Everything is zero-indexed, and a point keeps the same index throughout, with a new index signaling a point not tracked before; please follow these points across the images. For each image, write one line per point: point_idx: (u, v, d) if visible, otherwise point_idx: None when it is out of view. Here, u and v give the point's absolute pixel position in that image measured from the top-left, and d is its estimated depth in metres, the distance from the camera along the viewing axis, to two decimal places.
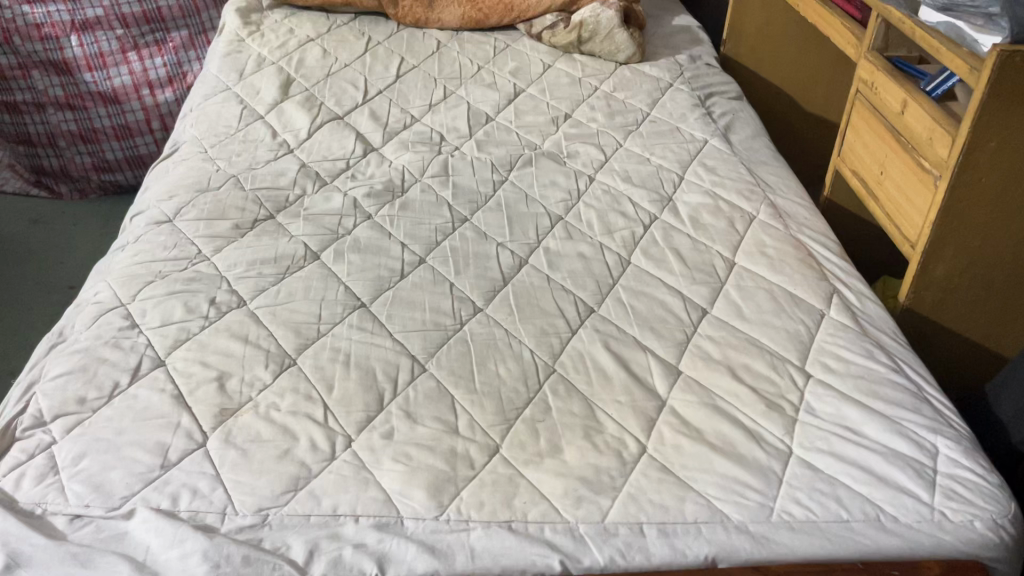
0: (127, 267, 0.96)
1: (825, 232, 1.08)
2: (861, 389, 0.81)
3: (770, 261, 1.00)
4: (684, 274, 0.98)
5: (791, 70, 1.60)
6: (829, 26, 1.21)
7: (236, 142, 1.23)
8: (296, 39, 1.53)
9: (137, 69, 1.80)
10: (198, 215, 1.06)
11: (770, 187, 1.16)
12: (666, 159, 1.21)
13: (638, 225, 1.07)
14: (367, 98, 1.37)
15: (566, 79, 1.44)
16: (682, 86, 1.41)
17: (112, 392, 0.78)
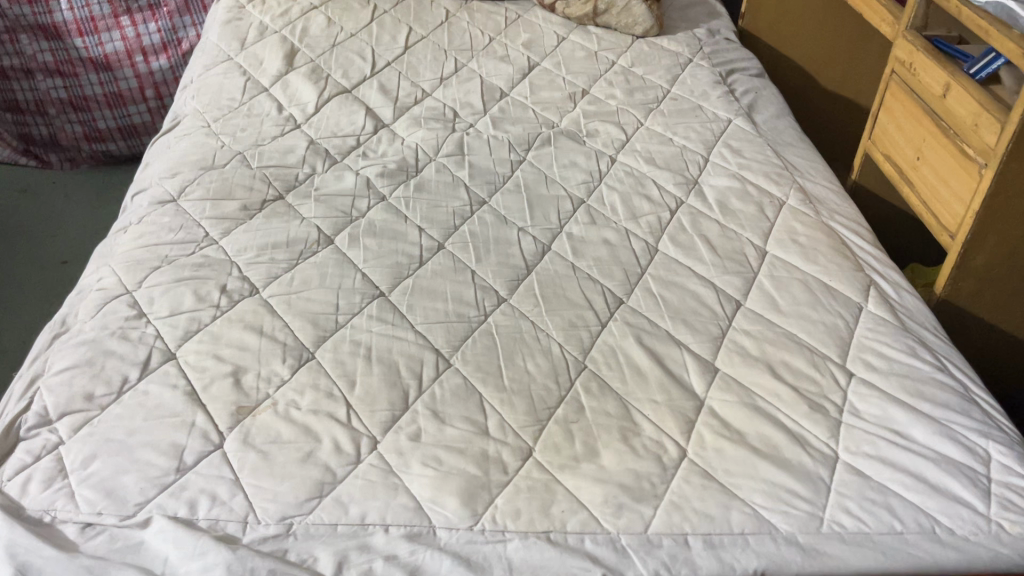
0: (130, 250, 0.92)
1: (856, 218, 1.04)
2: (906, 389, 0.77)
3: (803, 249, 0.96)
4: (715, 263, 0.94)
5: (814, 50, 1.56)
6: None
7: (241, 117, 1.18)
8: (299, 6, 1.46)
9: (130, 35, 1.72)
10: (203, 194, 1.01)
11: (798, 170, 1.12)
12: (689, 139, 1.17)
13: (664, 210, 1.03)
14: (375, 70, 1.32)
15: (582, 53, 1.38)
16: (702, 62, 1.36)
17: (121, 387, 0.73)
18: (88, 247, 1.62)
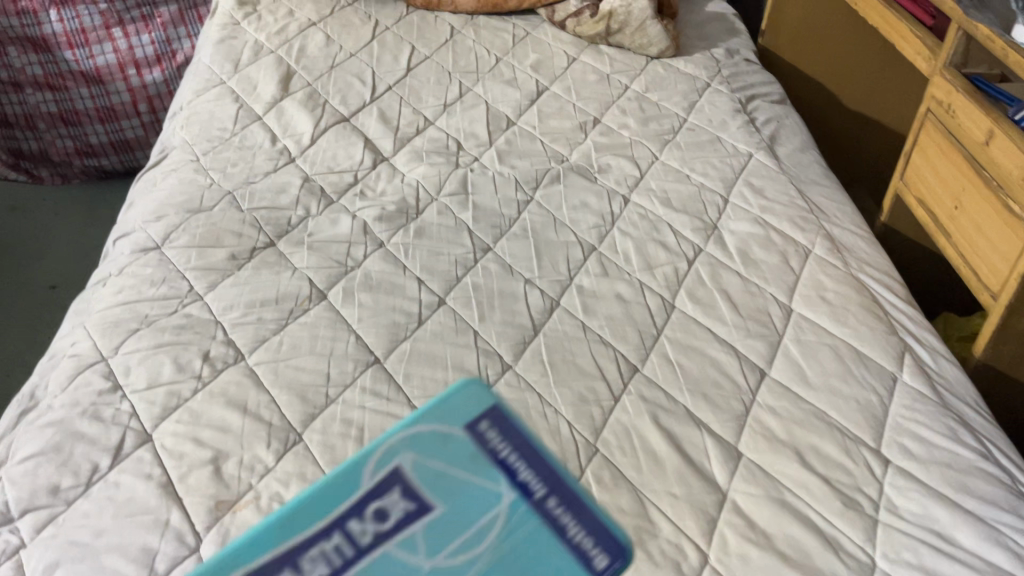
0: (108, 309, 0.85)
1: (887, 270, 0.97)
2: (949, 481, 0.71)
3: (831, 309, 0.89)
4: (737, 324, 0.87)
5: (835, 68, 1.48)
6: (893, 29, 1.07)
7: (232, 149, 1.11)
8: (297, 23, 1.39)
9: (122, 47, 1.64)
10: (189, 241, 0.94)
11: (824, 213, 1.05)
12: (707, 177, 1.10)
13: (681, 260, 0.96)
14: (375, 95, 1.25)
15: (593, 76, 1.31)
16: (721, 87, 1.29)
17: (90, 478, 0.68)
18: (78, 270, 1.56)
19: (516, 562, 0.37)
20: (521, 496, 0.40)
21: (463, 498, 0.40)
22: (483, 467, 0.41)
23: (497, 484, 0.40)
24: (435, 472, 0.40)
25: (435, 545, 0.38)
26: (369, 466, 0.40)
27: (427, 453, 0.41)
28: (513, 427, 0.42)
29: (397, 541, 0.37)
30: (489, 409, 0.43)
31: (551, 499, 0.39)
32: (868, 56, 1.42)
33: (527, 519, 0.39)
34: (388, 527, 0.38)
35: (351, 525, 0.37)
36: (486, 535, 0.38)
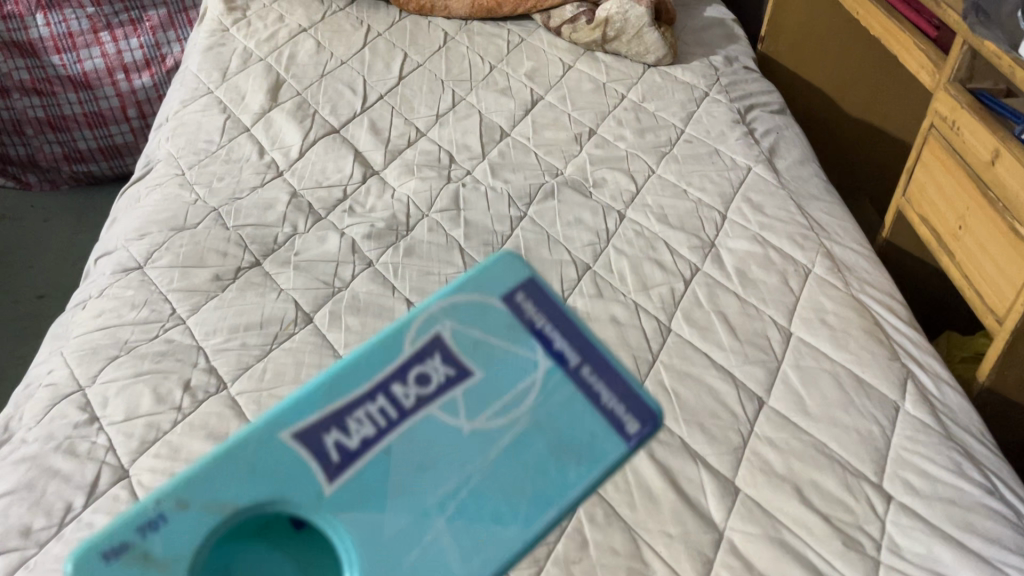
0: (87, 335, 0.83)
1: (888, 290, 0.95)
2: (953, 520, 0.70)
3: (832, 333, 0.87)
4: (735, 350, 0.85)
5: (838, 73, 1.45)
6: (898, 41, 1.04)
7: (218, 163, 1.08)
8: (287, 29, 1.36)
9: (110, 52, 1.61)
10: (172, 261, 0.92)
11: (825, 230, 1.03)
12: (705, 191, 1.07)
13: (678, 280, 0.93)
14: (366, 105, 1.22)
15: (589, 84, 1.28)
16: (720, 96, 1.26)
17: (63, 518, 0.67)
18: (65, 279, 1.53)
19: (555, 431, 0.31)
20: (559, 363, 0.32)
21: (499, 362, 0.32)
22: (518, 335, 0.33)
23: (539, 352, 0.33)
24: (472, 339, 0.32)
25: (473, 406, 0.31)
26: (405, 330, 0.32)
27: (459, 316, 0.33)
28: (552, 297, 0.34)
29: (431, 404, 0.31)
30: (522, 283, 0.34)
31: (591, 367, 0.32)
32: (871, 62, 1.39)
33: (562, 385, 0.32)
34: (424, 387, 0.31)
35: (394, 384, 0.31)
36: (530, 399, 0.32)
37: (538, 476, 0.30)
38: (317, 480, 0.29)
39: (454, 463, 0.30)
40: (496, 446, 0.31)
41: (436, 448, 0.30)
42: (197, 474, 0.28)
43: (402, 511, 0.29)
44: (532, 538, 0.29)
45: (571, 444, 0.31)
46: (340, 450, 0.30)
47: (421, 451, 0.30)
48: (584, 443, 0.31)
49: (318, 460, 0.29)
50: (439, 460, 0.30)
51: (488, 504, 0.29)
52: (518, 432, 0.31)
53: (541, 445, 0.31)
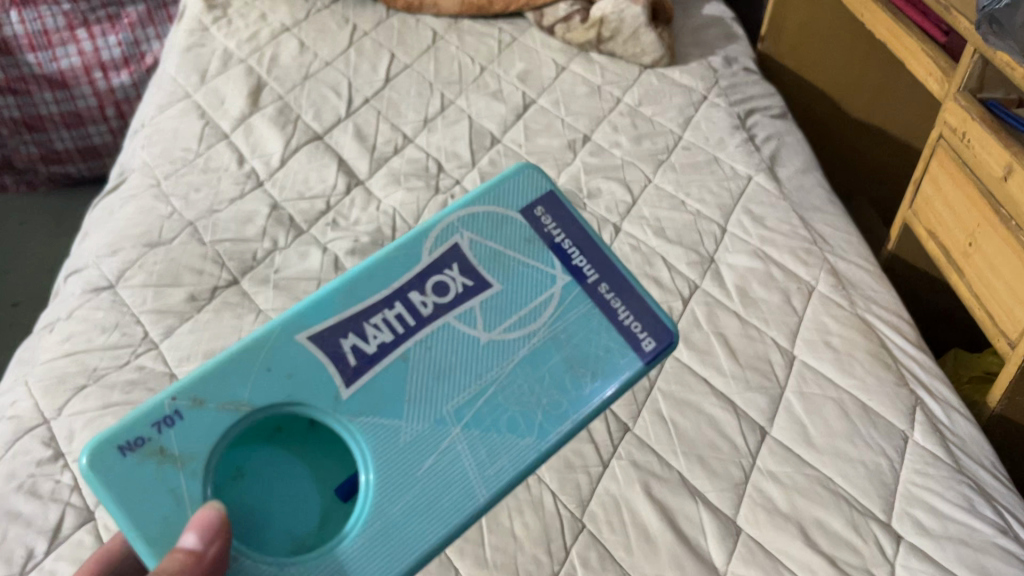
0: (53, 361, 0.79)
1: (894, 308, 0.91)
2: (966, 562, 0.67)
3: (836, 356, 0.83)
4: (736, 375, 0.81)
5: (840, 72, 1.41)
6: (905, 47, 1.00)
7: (196, 172, 1.04)
8: (269, 28, 1.32)
9: (88, 49, 1.56)
10: (145, 280, 0.88)
11: (828, 243, 0.99)
12: (704, 203, 1.03)
13: (676, 298, 0.89)
14: (351, 109, 1.18)
15: (583, 88, 1.24)
16: (718, 100, 1.21)
17: (24, 566, 0.64)
18: (37, 290, 1.50)
19: (566, 337, 0.52)
20: (574, 280, 0.54)
21: (519, 275, 0.53)
22: (540, 250, 0.54)
23: (559, 273, 0.54)
24: (490, 258, 0.54)
25: (489, 312, 0.52)
26: (431, 244, 0.53)
27: (482, 233, 0.54)
28: (561, 217, 0.56)
29: (456, 311, 0.51)
30: (546, 193, 0.57)
31: (603, 287, 0.54)
32: (877, 61, 1.34)
33: (581, 298, 0.53)
34: (446, 297, 0.52)
35: (412, 297, 0.51)
36: (546, 314, 0.52)
37: (558, 392, 0.51)
38: (337, 381, 0.48)
39: (473, 372, 0.50)
40: (509, 351, 0.51)
41: (462, 344, 0.50)
42: (277, 345, 0.48)
43: (410, 413, 0.48)
44: (536, 428, 0.49)
45: (580, 359, 0.52)
46: (361, 352, 0.49)
47: (446, 347, 0.50)
48: (596, 362, 0.52)
49: (334, 363, 0.49)
50: (455, 376, 0.49)
51: (504, 414, 0.49)
52: (534, 345, 0.51)
53: (559, 360, 0.51)
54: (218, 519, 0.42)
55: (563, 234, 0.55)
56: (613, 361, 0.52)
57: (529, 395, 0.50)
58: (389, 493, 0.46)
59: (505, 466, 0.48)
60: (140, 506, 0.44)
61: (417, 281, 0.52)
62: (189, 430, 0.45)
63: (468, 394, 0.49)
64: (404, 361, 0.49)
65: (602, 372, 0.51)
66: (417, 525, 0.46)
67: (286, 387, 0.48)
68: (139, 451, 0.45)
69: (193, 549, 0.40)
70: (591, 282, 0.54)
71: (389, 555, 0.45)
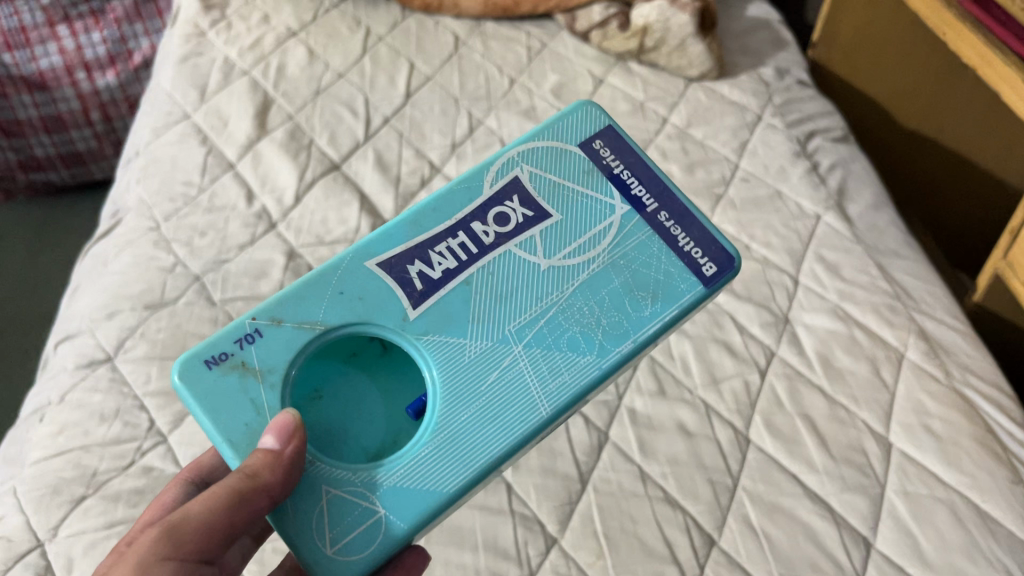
0: (45, 463, 0.68)
1: (993, 379, 0.81)
2: None
3: (941, 445, 0.73)
4: (830, 471, 0.71)
5: (893, 73, 1.30)
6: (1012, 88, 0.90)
7: (200, 212, 0.92)
8: (273, 32, 1.19)
9: (69, 47, 1.43)
10: (148, 352, 0.76)
11: (912, 297, 0.89)
12: (771, 247, 0.92)
13: (752, 370, 0.79)
14: (369, 131, 1.06)
15: (625, 105, 1.13)
16: (774, 120, 1.11)
17: None
18: (34, 313, 1.43)
19: (627, 261, 0.56)
20: (635, 210, 0.58)
21: (577, 205, 0.58)
22: (601, 180, 0.59)
23: (620, 204, 0.58)
24: (551, 189, 0.59)
25: (548, 239, 0.56)
26: (494, 177, 0.59)
27: (543, 166, 0.60)
28: (619, 146, 0.61)
29: (517, 239, 0.56)
30: (605, 127, 0.61)
31: (664, 215, 0.58)
32: (929, 59, 1.22)
33: (642, 226, 0.58)
34: (507, 227, 0.57)
35: (475, 226, 0.57)
36: (609, 240, 0.57)
37: (620, 311, 0.55)
38: (406, 304, 0.53)
39: (536, 294, 0.54)
40: (569, 275, 0.55)
41: (524, 269, 0.55)
42: (351, 267, 0.54)
43: (474, 332, 0.53)
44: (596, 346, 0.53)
45: (642, 284, 0.56)
46: (427, 276, 0.54)
47: (506, 272, 0.55)
48: (656, 286, 0.56)
49: (402, 288, 0.54)
50: (517, 299, 0.54)
51: (566, 334, 0.53)
52: (593, 271, 0.56)
53: (619, 285, 0.55)
54: (295, 421, 0.48)
55: (621, 165, 0.60)
56: (676, 285, 0.56)
57: (590, 316, 0.54)
58: (456, 403, 0.51)
59: (565, 381, 0.52)
60: (226, 416, 0.50)
61: (479, 212, 0.57)
62: (268, 345, 0.52)
63: (531, 315, 0.54)
64: (468, 286, 0.54)
65: (664, 295, 0.55)
66: (485, 431, 0.50)
67: (357, 309, 0.53)
68: (223, 364, 0.51)
69: (273, 449, 0.47)
70: (650, 211, 0.58)
71: (460, 456, 0.50)
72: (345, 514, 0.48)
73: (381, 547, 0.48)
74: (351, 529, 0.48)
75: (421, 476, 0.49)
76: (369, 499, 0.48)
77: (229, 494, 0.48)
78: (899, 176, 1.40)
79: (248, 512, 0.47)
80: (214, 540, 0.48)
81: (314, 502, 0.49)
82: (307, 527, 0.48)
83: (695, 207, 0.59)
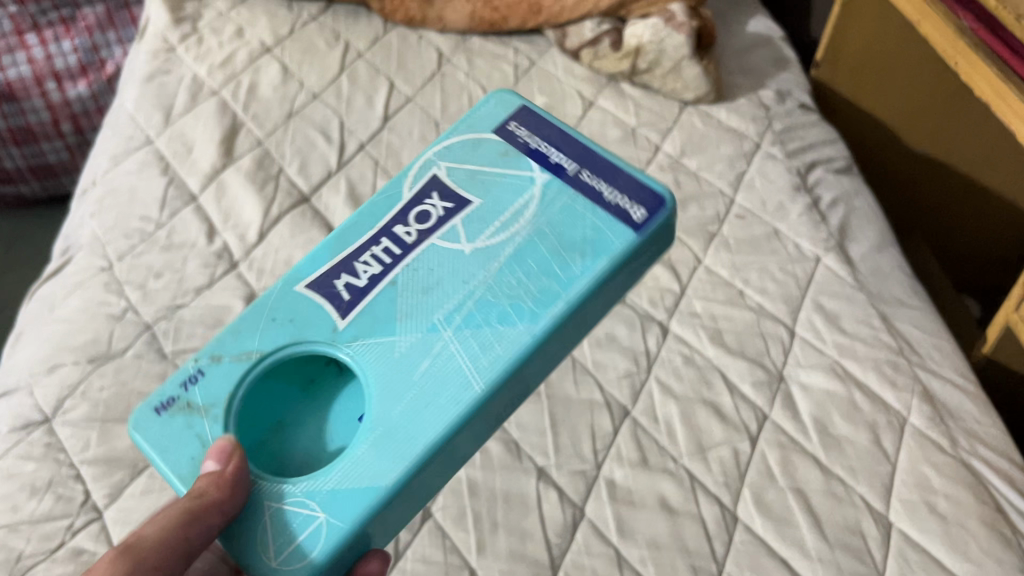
0: None
1: (1002, 448, 0.75)
2: None
3: (945, 528, 0.68)
4: (824, 556, 0.66)
5: (899, 92, 1.23)
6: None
7: (156, 250, 0.86)
8: (246, 47, 1.13)
9: (38, 56, 1.38)
10: (88, 413, 0.70)
11: (916, 351, 0.83)
12: (766, 294, 0.86)
13: (743, 438, 0.73)
14: (342, 158, 1.00)
15: (615, 131, 1.06)
16: (774, 149, 1.05)
17: None
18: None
19: (552, 227, 0.53)
20: (555, 177, 0.55)
21: (498, 188, 0.56)
22: (517, 159, 0.57)
23: (539, 176, 0.56)
24: (470, 180, 0.56)
25: (471, 224, 0.54)
26: (411, 181, 0.57)
27: (458, 160, 0.58)
28: (533, 121, 0.59)
29: (440, 230, 0.54)
30: (518, 110, 0.60)
31: (584, 173, 0.55)
32: (942, 79, 1.15)
33: (562, 191, 0.55)
34: (428, 223, 0.54)
35: (397, 230, 0.55)
36: (532, 212, 0.54)
37: (548, 275, 0.51)
38: (334, 316, 0.51)
39: (462, 278, 0.51)
40: (495, 253, 0.52)
41: (449, 258, 0.52)
42: (280, 296, 0.53)
43: (403, 327, 0.50)
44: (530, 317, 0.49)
45: (569, 245, 0.52)
46: (351, 286, 0.52)
47: (433, 262, 0.52)
48: (583, 242, 0.52)
49: (330, 302, 0.52)
50: (444, 287, 0.51)
51: (496, 308, 0.50)
52: (519, 244, 0.52)
53: (546, 250, 0.52)
54: (231, 445, 0.47)
55: (538, 140, 0.58)
56: (603, 236, 0.52)
57: (519, 286, 0.51)
58: (391, 396, 0.48)
59: (501, 353, 0.48)
60: (174, 453, 0.49)
61: (401, 215, 0.55)
62: (209, 382, 0.50)
63: (459, 297, 0.51)
64: (394, 284, 0.52)
65: (592, 250, 0.52)
66: (420, 419, 0.47)
67: (289, 330, 0.52)
68: (170, 408, 0.50)
69: (215, 470, 0.45)
70: (571, 173, 0.55)
71: (395, 451, 0.46)
72: (286, 524, 0.45)
73: (323, 551, 0.44)
74: (295, 536, 0.45)
75: (357, 473, 0.45)
76: (309, 505, 0.45)
77: (179, 514, 0.45)
78: (906, 203, 1.33)
79: (201, 529, 0.45)
80: (175, 560, 0.45)
81: (258, 518, 0.46)
82: (255, 545, 0.45)
83: (620, 159, 0.56)
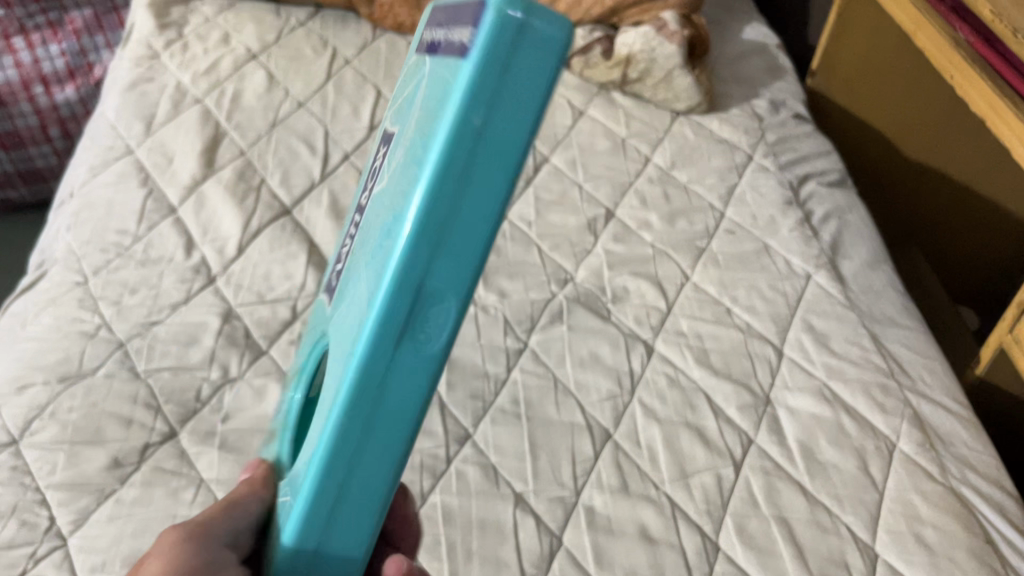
0: None
1: (993, 475, 0.74)
2: None
3: (932, 560, 0.66)
4: None
5: (893, 100, 1.22)
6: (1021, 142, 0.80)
7: (132, 265, 0.85)
8: (231, 53, 1.11)
9: (25, 60, 1.36)
10: (56, 435, 0.69)
11: (906, 372, 0.81)
12: (754, 313, 0.85)
13: (726, 464, 0.71)
14: (326, 169, 0.98)
15: (604, 141, 1.04)
16: (766, 161, 1.03)
17: None
18: None
19: (421, 105, 0.32)
20: (430, 47, 0.35)
21: (407, 93, 0.37)
22: (418, 62, 0.38)
23: (422, 56, 0.36)
24: (398, 106, 0.39)
25: (388, 145, 0.37)
26: (380, 139, 0.44)
27: (397, 100, 0.41)
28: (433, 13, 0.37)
29: (375, 174, 0.39)
30: (427, 10, 0.39)
31: (443, 29, 0.33)
32: (934, 84, 1.14)
33: (432, 58, 0.34)
34: (371, 177, 0.40)
35: (363, 200, 0.42)
36: (415, 99, 0.35)
37: (404, 164, 0.31)
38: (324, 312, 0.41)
39: (367, 218, 0.35)
40: (387, 170, 0.35)
41: (369, 203, 0.37)
42: (311, 319, 0.47)
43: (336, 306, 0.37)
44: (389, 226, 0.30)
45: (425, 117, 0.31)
46: (334, 279, 0.42)
47: (363, 216, 0.37)
48: (434, 101, 0.30)
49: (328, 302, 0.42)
50: (359, 240, 0.36)
51: (370, 239, 0.32)
52: (397, 145, 0.34)
53: (412, 132, 0.32)
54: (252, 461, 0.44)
55: (432, 27, 0.37)
56: (449, 80, 0.29)
57: (388, 197, 0.32)
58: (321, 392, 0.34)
59: (363, 293, 0.30)
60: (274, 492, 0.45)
61: (371, 180, 0.42)
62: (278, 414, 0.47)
63: (363, 244, 0.34)
64: (348, 260, 0.39)
65: (436, 104, 0.29)
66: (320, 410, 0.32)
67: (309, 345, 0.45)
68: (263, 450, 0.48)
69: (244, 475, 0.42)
70: (437, 35, 0.34)
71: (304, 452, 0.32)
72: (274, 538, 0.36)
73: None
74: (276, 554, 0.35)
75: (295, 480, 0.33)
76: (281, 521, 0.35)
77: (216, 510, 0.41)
78: (900, 216, 1.29)
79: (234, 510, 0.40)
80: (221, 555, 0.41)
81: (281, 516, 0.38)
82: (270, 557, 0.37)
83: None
